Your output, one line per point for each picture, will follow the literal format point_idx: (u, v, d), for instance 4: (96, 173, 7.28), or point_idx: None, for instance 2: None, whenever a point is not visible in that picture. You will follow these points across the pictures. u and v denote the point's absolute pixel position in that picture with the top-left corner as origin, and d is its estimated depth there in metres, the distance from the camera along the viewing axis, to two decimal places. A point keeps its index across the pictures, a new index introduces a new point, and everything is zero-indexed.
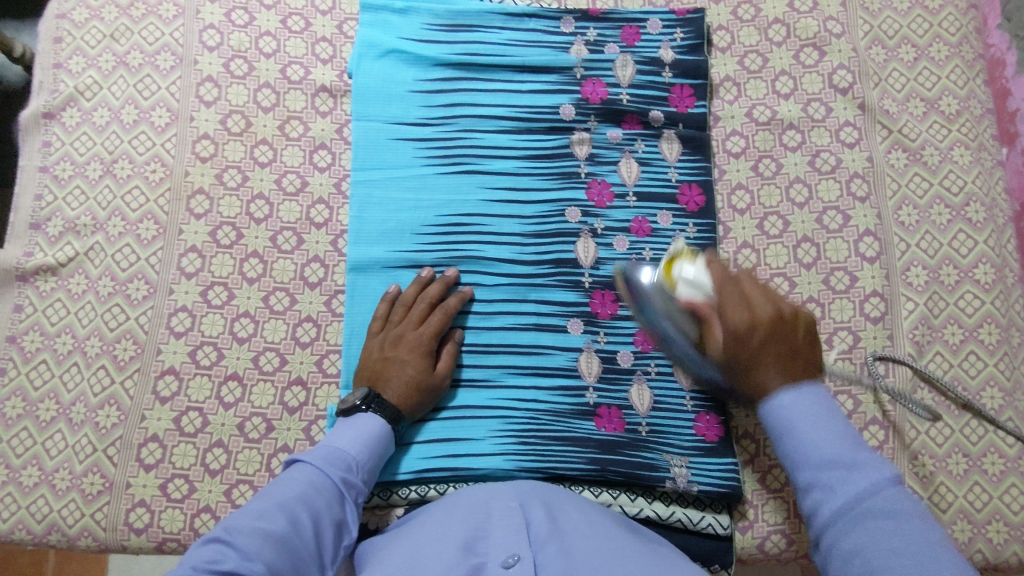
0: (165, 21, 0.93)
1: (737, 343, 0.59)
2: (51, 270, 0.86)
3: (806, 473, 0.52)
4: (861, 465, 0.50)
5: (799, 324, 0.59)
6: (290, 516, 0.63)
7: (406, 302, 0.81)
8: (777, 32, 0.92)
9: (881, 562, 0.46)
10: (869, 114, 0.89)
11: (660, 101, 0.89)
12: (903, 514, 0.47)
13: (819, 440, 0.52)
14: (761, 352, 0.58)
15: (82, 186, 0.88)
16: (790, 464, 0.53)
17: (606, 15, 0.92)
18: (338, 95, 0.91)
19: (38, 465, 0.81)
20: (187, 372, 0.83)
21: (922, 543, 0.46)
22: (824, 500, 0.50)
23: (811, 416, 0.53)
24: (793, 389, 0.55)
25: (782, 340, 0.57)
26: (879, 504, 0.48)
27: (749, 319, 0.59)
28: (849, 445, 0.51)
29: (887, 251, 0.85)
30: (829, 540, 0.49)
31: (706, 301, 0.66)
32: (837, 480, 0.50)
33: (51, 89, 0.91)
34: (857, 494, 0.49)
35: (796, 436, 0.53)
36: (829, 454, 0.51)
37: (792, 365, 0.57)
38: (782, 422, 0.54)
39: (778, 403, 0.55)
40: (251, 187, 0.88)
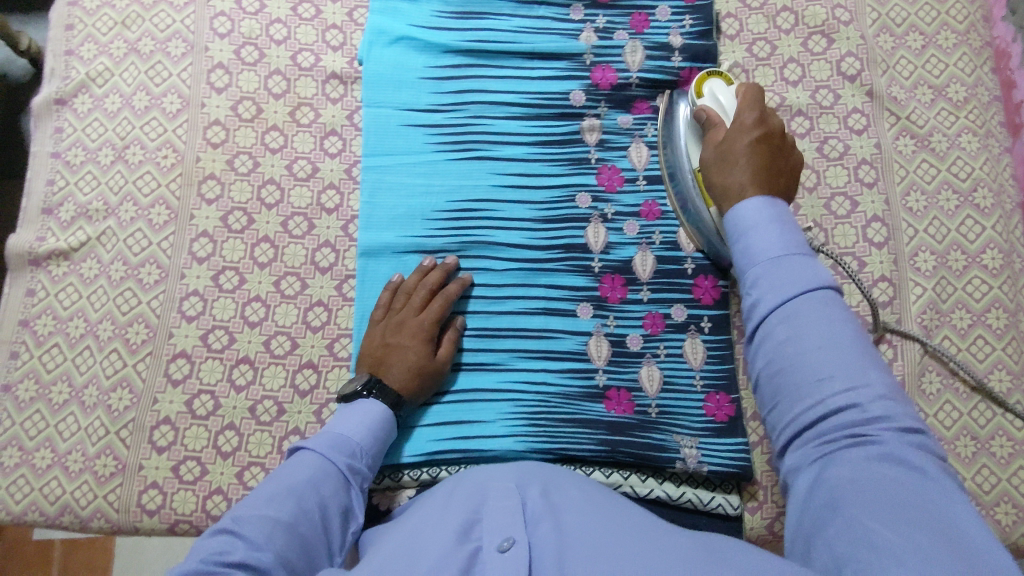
0: (176, 8, 0.94)
1: (731, 137, 0.71)
2: (63, 255, 0.86)
3: (755, 269, 0.59)
4: (803, 265, 0.57)
5: (787, 144, 0.72)
6: (297, 503, 0.63)
7: (408, 290, 0.81)
8: (785, 20, 0.92)
9: (812, 361, 0.53)
10: (877, 101, 0.89)
11: (670, 86, 0.89)
12: (836, 320, 0.54)
13: (772, 243, 0.59)
14: (745, 147, 0.69)
15: (94, 171, 0.89)
16: (744, 262, 0.61)
17: (616, 3, 0.92)
18: (348, 82, 0.92)
19: (51, 448, 0.81)
20: (199, 356, 0.83)
21: (845, 347, 0.53)
22: (760, 301, 0.57)
23: (768, 226, 0.61)
24: (763, 199, 0.63)
25: (774, 147, 0.70)
26: (811, 306, 0.55)
27: (755, 118, 0.71)
28: (796, 248, 0.59)
29: (895, 236, 0.85)
30: (767, 330, 0.56)
31: (722, 116, 0.76)
32: (777, 274, 0.58)
33: (63, 76, 0.91)
34: (802, 292, 0.56)
35: (750, 236, 0.61)
36: (780, 257, 0.58)
37: (772, 172, 0.68)
38: (748, 223, 0.62)
39: (739, 209, 0.64)
40: (262, 172, 0.89)
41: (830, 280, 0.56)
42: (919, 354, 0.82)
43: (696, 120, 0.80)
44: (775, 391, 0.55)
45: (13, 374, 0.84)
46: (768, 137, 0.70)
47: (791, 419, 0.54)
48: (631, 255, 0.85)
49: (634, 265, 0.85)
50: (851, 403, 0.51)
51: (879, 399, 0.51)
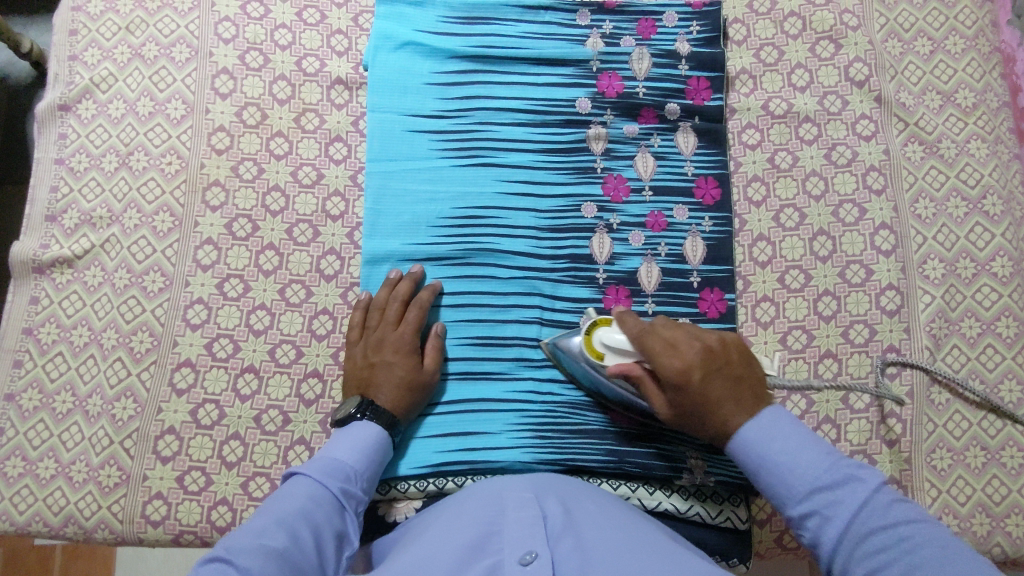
0: (180, 13, 0.93)
1: (681, 394, 0.67)
2: (67, 262, 0.86)
3: (796, 505, 0.58)
4: (845, 483, 0.57)
5: (727, 348, 0.68)
6: (290, 531, 0.62)
7: (379, 306, 0.81)
8: (793, 25, 0.92)
9: (903, 575, 0.51)
10: (885, 107, 0.89)
11: (676, 94, 0.89)
12: (904, 522, 0.54)
13: (803, 466, 0.59)
14: (705, 389, 0.65)
15: (98, 178, 0.88)
16: (783, 499, 0.59)
17: (623, 8, 0.91)
18: (353, 87, 0.91)
19: (54, 458, 0.81)
20: (203, 365, 0.83)
21: (936, 544, 0.52)
22: (822, 529, 0.56)
23: (785, 436, 0.61)
24: (754, 416, 0.64)
25: (719, 370, 0.66)
26: (871, 518, 0.55)
27: (681, 364, 0.66)
28: (827, 465, 0.58)
29: (904, 243, 0.85)
30: (842, 565, 0.55)
31: (637, 367, 0.70)
32: (823, 504, 0.57)
33: (66, 81, 0.91)
34: (856, 508, 0.55)
35: (767, 473, 0.61)
36: (816, 477, 0.58)
37: (741, 388, 0.65)
38: (754, 464, 0.62)
39: (744, 440, 0.63)
40: (267, 179, 0.88)
41: (876, 480, 0.57)
42: (929, 363, 0.81)
43: (616, 376, 0.73)
44: None
45: (17, 382, 0.83)
46: (711, 366, 0.66)
47: None
48: (636, 265, 0.85)
49: (640, 276, 0.84)
50: None
51: None
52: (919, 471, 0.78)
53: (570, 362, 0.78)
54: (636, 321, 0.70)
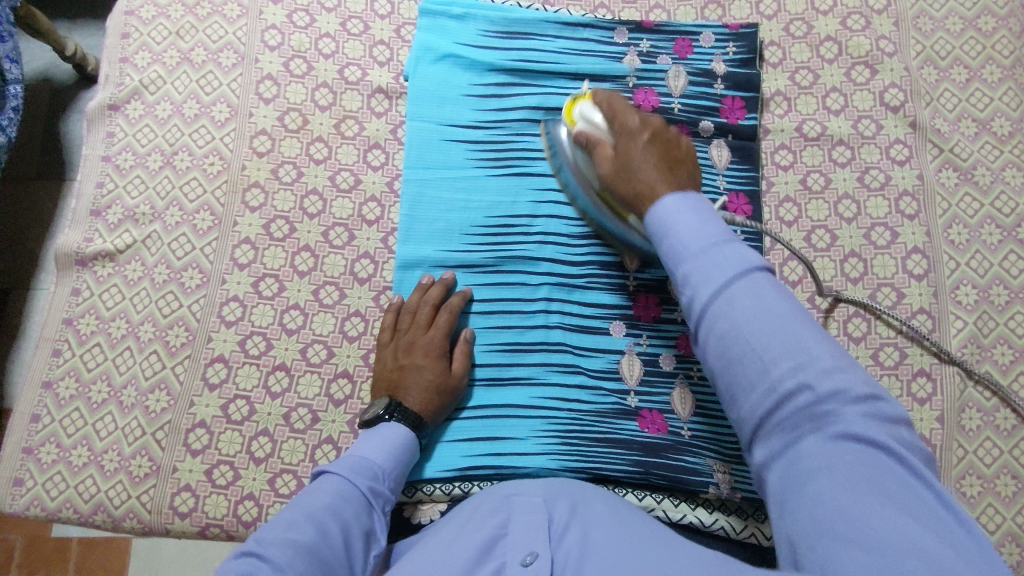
0: (229, 20, 0.96)
1: (621, 142, 0.73)
2: (109, 256, 0.88)
3: (684, 264, 0.59)
4: (725, 248, 0.57)
5: (678, 147, 0.73)
6: (319, 526, 0.63)
7: (410, 309, 0.83)
8: (828, 49, 0.93)
9: (756, 345, 0.53)
10: (920, 132, 0.89)
11: (711, 112, 0.90)
12: (777, 298, 0.55)
13: (697, 236, 0.59)
14: (641, 149, 0.72)
15: (142, 175, 0.91)
16: (676, 257, 0.60)
17: (660, 27, 0.93)
18: (393, 97, 0.94)
19: (88, 446, 0.82)
20: (236, 361, 0.84)
21: (791, 320, 0.53)
22: (698, 295, 0.57)
23: (687, 217, 0.61)
24: (677, 194, 0.63)
25: (661, 143, 0.72)
26: (747, 284, 0.55)
27: (640, 121, 0.74)
28: (719, 234, 0.59)
29: (936, 268, 0.85)
30: (709, 322, 0.56)
31: (603, 133, 0.76)
32: (706, 263, 0.57)
33: (117, 82, 0.94)
34: (731, 278, 0.56)
35: (673, 234, 0.61)
36: (711, 241, 0.58)
37: (676, 166, 0.71)
38: (661, 225, 0.62)
39: (659, 209, 0.63)
40: (306, 182, 0.90)
41: (759, 261, 0.57)
42: (960, 388, 0.81)
43: (579, 144, 0.79)
44: (729, 385, 0.55)
45: (55, 371, 0.85)
46: (656, 135, 0.73)
47: (751, 411, 0.53)
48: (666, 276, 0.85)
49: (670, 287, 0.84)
50: (802, 383, 0.51)
51: (828, 374, 0.51)
52: None
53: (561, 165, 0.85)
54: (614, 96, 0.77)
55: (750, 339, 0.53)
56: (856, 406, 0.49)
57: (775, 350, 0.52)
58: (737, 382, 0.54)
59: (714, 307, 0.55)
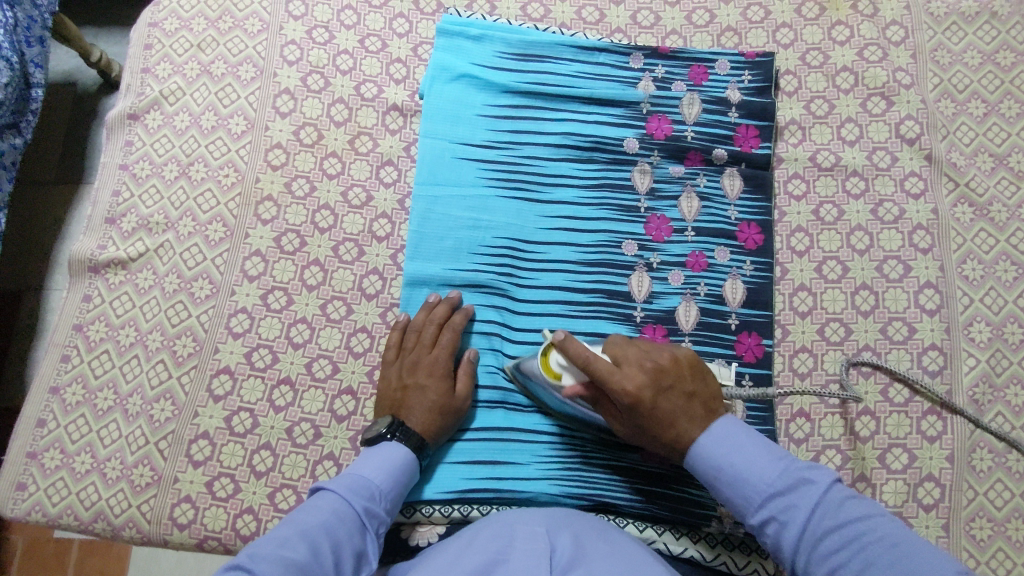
0: (250, 34, 0.97)
1: (636, 415, 0.68)
2: (121, 264, 0.89)
3: (756, 513, 0.63)
4: (784, 485, 0.62)
5: (676, 365, 0.70)
6: (312, 544, 0.63)
7: (416, 328, 0.82)
8: (845, 79, 0.92)
9: (861, 571, 0.57)
10: (935, 165, 0.88)
11: (724, 141, 0.90)
12: (855, 518, 0.59)
13: (755, 477, 0.63)
14: (660, 412, 0.68)
15: (158, 185, 0.92)
16: (741, 508, 0.64)
17: (676, 54, 0.93)
18: (408, 114, 0.94)
19: (91, 453, 0.83)
20: (241, 373, 0.85)
21: (875, 532, 0.58)
22: (782, 534, 0.61)
23: (744, 451, 0.65)
24: (709, 431, 0.67)
25: (668, 389, 0.68)
26: (822, 514, 0.60)
27: (636, 388, 0.67)
28: (773, 464, 0.64)
29: (949, 304, 0.84)
30: (803, 562, 0.60)
31: (591, 390, 0.72)
32: (779, 510, 0.62)
33: (138, 92, 0.95)
34: (809, 512, 0.61)
35: (731, 484, 0.65)
36: (769, 483, 0.63)
37: (693, 404, 0.68)
38: (712, 472, 0.66)
39: (703, 451, 0.66)
40: (318, 197, 0.91)
41: (824, 477, 0.62)
42: (971, 427, 0.80)
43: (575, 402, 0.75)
44: None
45: (62, 376, 0.86)
46: (662, 387, 0.68)
47: None
48: (674, 305, 0.85)
49: (678, 315, 0.84)
50: None
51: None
52: (956, 539, 0.76)
53: (538, 390, 0.78)
54: (580, 348, 0.69)
55: (850, 569, 0.57)
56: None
57: (881, 574, 0.56)
58: None
59: (802, 548, 0.60)
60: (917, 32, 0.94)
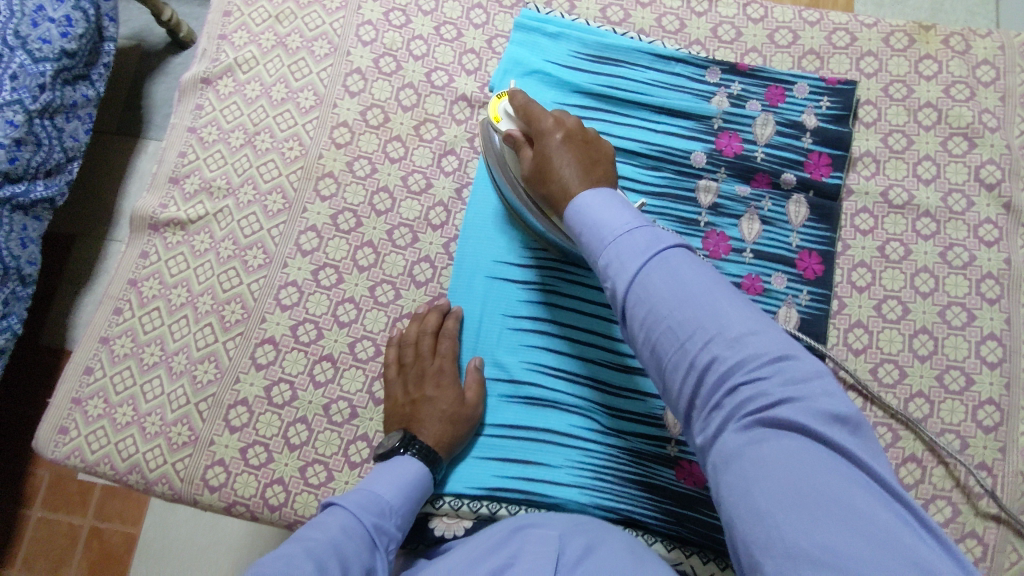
0: (327, 11, 0.97)
1: (536, 158, 0.70)
2: (180, 224, 0.90)
3: (607, 255, 0.57)
4: (642, 235, 0.56)
5: (593, 141, 0.70)
6: (320, 561, 0.58)
7: (413, 342, 0.82)
8: (927, 115, 0.89)
9: (677, 326, 0.51)
10: (1013, 215, 0.85)
11: (795, 165, 0.87)
12: (700, 275, 0.53)
13: (615, 226, 0.57)
14: (556, 152, 0.69)
15: (223, 151, 0.93)
16: (595, 253, 0.58)
17: (754, 72, 0.91)
18: (475, 106, 0.94)
19: (132, 406, 0.84)
20: (286, 345, 0.85)
21: (709, 295, 0.51)
22: (618, 280, 0.55)
23: (607, 209, 0.59)
24: (593, 192, 0.62)
25: (577, 144, 0.69)
26: (669, 268, 0.53)
27: (548, 133, 0.70)
28: (642, 226, 0.57)
29: (1013, 358, 0.81)
30: (631, 312, 0.54)
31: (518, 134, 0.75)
32: (621, 254, 0.55)
33: (213, 58, 0.96)
34: (646, 261, 0.54)
35: (600, 232, 0.58)
36: (623, 230, 0.57)
37: (592, 164, 0.68)
38: (580, 220, 0.60)
39: (580, 201, 0.61)
40: (378, 179, 0.91)
41: (681, 242, 0.55)
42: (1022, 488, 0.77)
43: (505, 144, 0.78)
44: (671, 372, 0.52)
45: (113, 327, 0.87)
46: (573, 140, 0.69)
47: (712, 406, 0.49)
48: None
49: None
50: (730, 372, 0.48)
51: (774, 375, 0.48)
52: None
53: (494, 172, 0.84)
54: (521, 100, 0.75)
55: (669, 324, 0.52)
56: (766, 371, 0.48)
57: (706, 342, 0.50)
58: (674, 372, 0.52)
59: (636, 293, 0.54)
60: (1009, 74, 0.90)
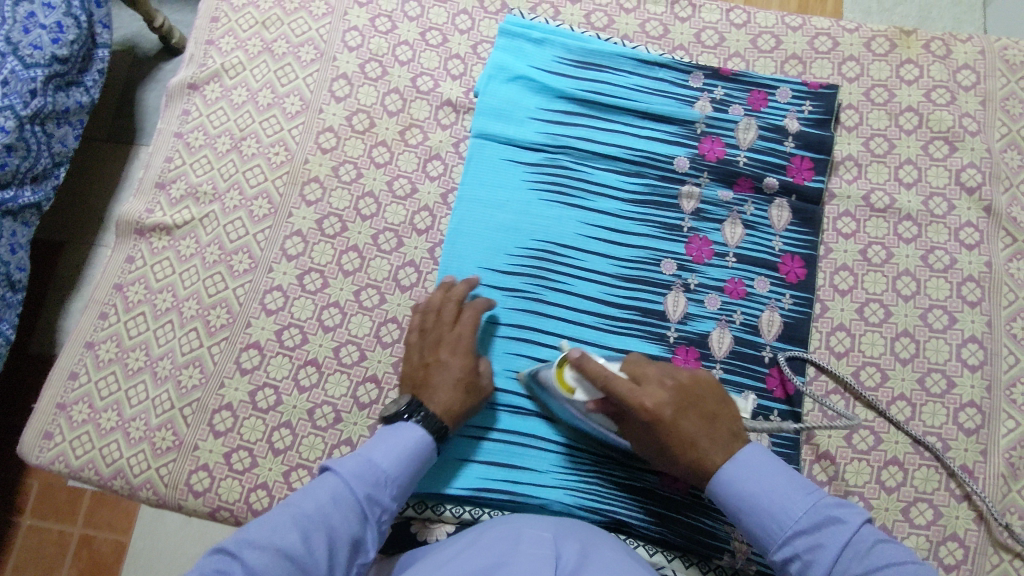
0: (314, 17, 0.98)
1: (655, 432, 0.69)
2: (166, 229, 0.90)
3: (780, 549, 0.64)
4: (810, 518, 0.63)
5: (700, 386, 0.70)
6: (303, 532, 0.61)
7: (433, 309, 0.80)
8: (908, 120, 0.90)
9: None
10: (994, 218, 0.86)
11: (777, 170, 0.88)
12: (881, 556, 0.60)
13: (780, 511, 0.64)
14: (680, 432, 0.68)
15: (209, 156, 0.93)
16: (765, 542, 0.65)
17: (737, 77, 0.91)
18: (460, 111, 0.94)
19: (117, 411, 0.84)
20: (271, 350, 0.86)
21: (885, 568, 0.60)
22: (805, 570, 0.63)
23: (762, 484, 0.66)
24: (736, 460, 0.67)
25: (691, 410, 0.69)
26: (842, 545, 0.62)
27: (654, 410, 0.68)
28: (813, 504, 0.64)
29: (993, 361, 0.81)
30: None
31: (613, 404, 0.71)
32: (805, 545, 0.63)
33: (200, 63, 0.97)
34: (835, 551, 0.62)
35: (760, 517, 0.65)
36: (796, 520, 0.64)
37: (715, 423, 0.69)
38: (734, 505, 0.67)
39: (728, 482, 0.67)
40: (363, 184, 0.91)
41: (859, 512, 0.64)
42: (1003, 491, 0.78)
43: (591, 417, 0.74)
44: None
45: (99, 333, 0.87)
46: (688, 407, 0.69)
47: None
48: (709, 330, 0.83)
49: (711, 341, 0.83)
50: None
51: None
52: None
53: (546, 396, 0.78)
54: (597, 368, 0.69)
55: None
56: None
57: None
58: None
59: None
60: (990, 79, 0.91)
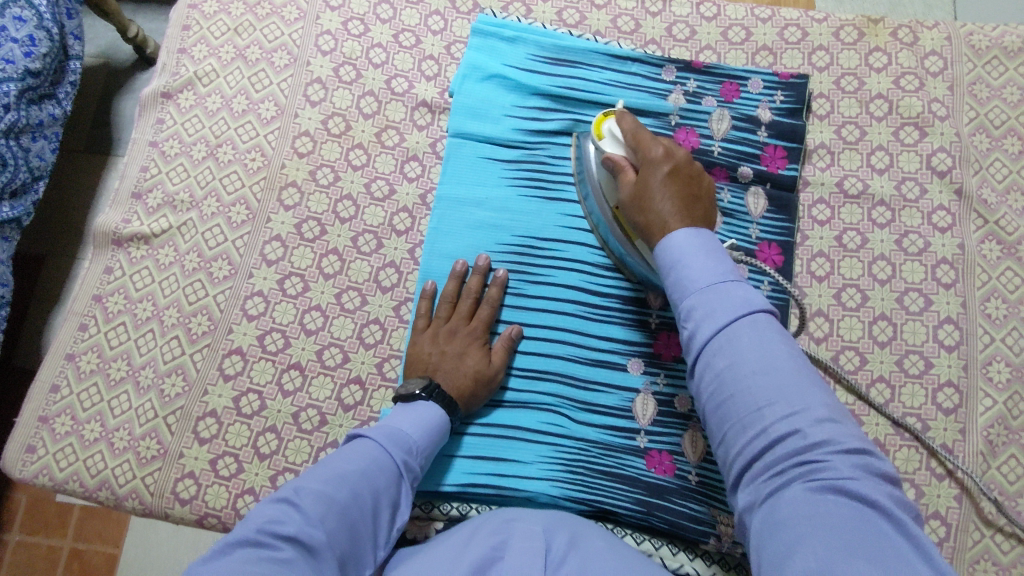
0: (286, 22, 0.98)
1: (644, 174, 0.73)
2: (144, 238, 0.90)
3: (690, 299, 0.62)
4: (733, 292, 0.61)
5: (699, 180, 0.74)
6: (353, 488, 0.63)
7: (451, 299, 0.83)
8: (878, 106, 0.91)
9: (750, 379, 0.56)
10: (965, 200, 0.87)
11: (751, 158, 0.89)
12: (781, 349, 0.57)
13: (705, 275, 0.62)
14: (661, 187, 0.71)
15: (185, 164, 0.93)
16: (680, 294, 0.63)
17: (709, 69, 0.92)
18: (436, 111, 0.94)
19: (100, 422, 0.84)
20: (253, 355, 0.85)
21: (784, 365, 0.56)
22: (701, 328, 0.60)
23: (701, 255, 0.64)
24: (687, 229, 0.67)
25: (681, 184, 0.71)
26: (750, 325, 0.58)
27: (660, 154, 0.73)
28: (733, 283, 0.61)
29: (969, 341, 0.82)
30: (709, 360, 0.59)
31: (623, 157, 0.76)
32: (712, 303, 0.60)
33: (173, 71, 0.96)
34: (736, 318, 0.59)
35: (687, 272, 0.63)
36: (717, 284, 0.61)
37: (692, 202, 0.71)
38: (673, 258, 0.65)
39: (675, 242, 0.66)
40: (341, 187, 0.91)
41: (771, 309, 0.60)
42: (982, 468, 0.79)
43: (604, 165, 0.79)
44: (722, 418, 0.57)
45: (79, 344, 0.87)
46: (681, 176, 0.72)
47: (744, 441, 0.54)
48: None
49: None
50: (792, 425, 0.53)
51: (818, 423, 0.53)
52: None
53: (589, 194, 0.85)
54: (631, 121, 0.76)
55: (744, 375, 0.56)
56: (831, 443, 0.51)
57: (765, 394, 0.55)
58: (730, 416, 0.56)
59: (722, 342, 0.58)
60: (956, 64, 0.92)
